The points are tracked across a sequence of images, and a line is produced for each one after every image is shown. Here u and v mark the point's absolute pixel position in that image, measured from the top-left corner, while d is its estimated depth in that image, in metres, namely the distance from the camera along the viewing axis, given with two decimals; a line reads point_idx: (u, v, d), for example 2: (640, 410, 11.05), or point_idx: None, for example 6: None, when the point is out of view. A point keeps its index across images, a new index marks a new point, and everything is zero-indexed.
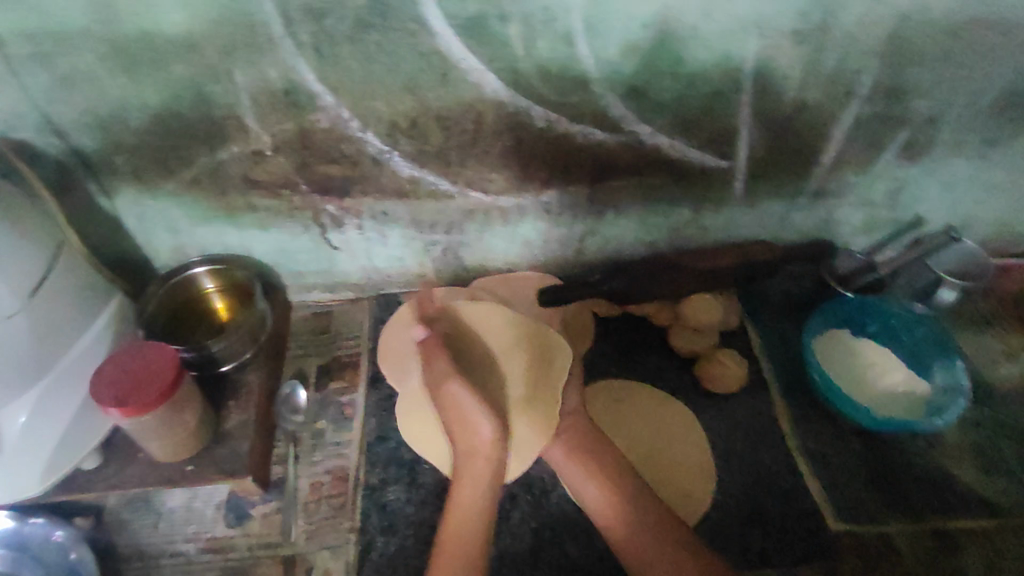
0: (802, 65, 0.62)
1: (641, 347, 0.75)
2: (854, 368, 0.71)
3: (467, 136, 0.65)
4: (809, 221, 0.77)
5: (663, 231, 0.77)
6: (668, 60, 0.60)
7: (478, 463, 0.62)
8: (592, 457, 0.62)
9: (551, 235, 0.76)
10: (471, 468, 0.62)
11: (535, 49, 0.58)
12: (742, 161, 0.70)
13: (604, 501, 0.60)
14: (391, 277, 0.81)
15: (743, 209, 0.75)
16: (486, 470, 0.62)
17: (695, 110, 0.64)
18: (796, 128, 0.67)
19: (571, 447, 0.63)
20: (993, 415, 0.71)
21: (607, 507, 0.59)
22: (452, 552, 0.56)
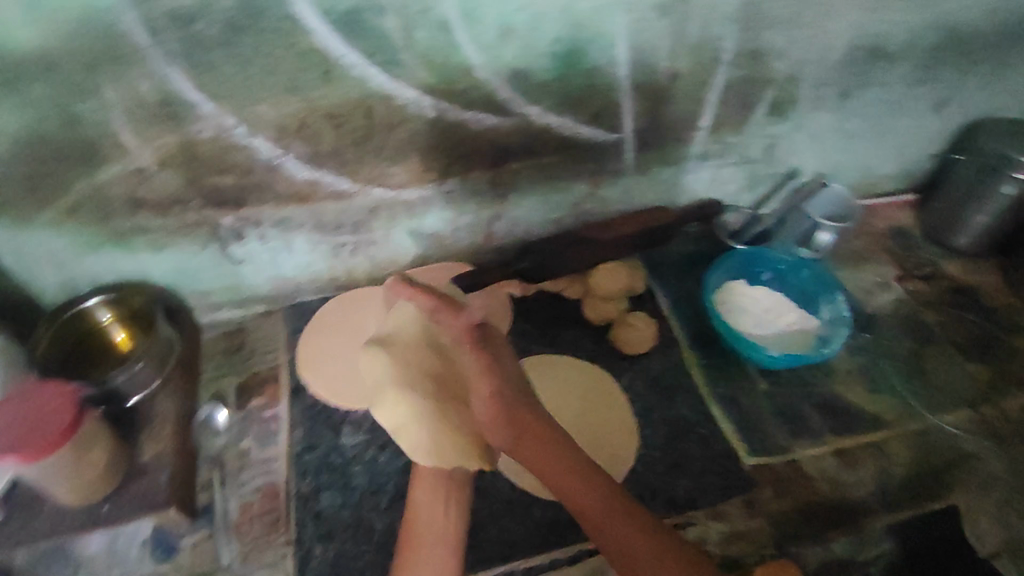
0: (668, 37, 0.68)
1: (559, 319, 0.78)
2: (756, 316, 0.76)
3: (360, 133, 0.64)
4: (697, 182, 0.85)
5: (565, 208, 0.80)
6: (545, 41, 0.63)
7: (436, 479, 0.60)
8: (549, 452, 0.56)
9: (458, 222, 0.77)
10: (421, 480, 0.60)
11: (415, 39, 0.59)
12: (629, 132, 0.75)
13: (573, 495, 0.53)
14: (302, 284, 0.78)
15: (636, 177, 0.80)
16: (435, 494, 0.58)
17: (578, 87, 0.68)
18: (673, 96, 0.74)
19: (540, 452, 0.56)
20: (868, 336, 0.81)
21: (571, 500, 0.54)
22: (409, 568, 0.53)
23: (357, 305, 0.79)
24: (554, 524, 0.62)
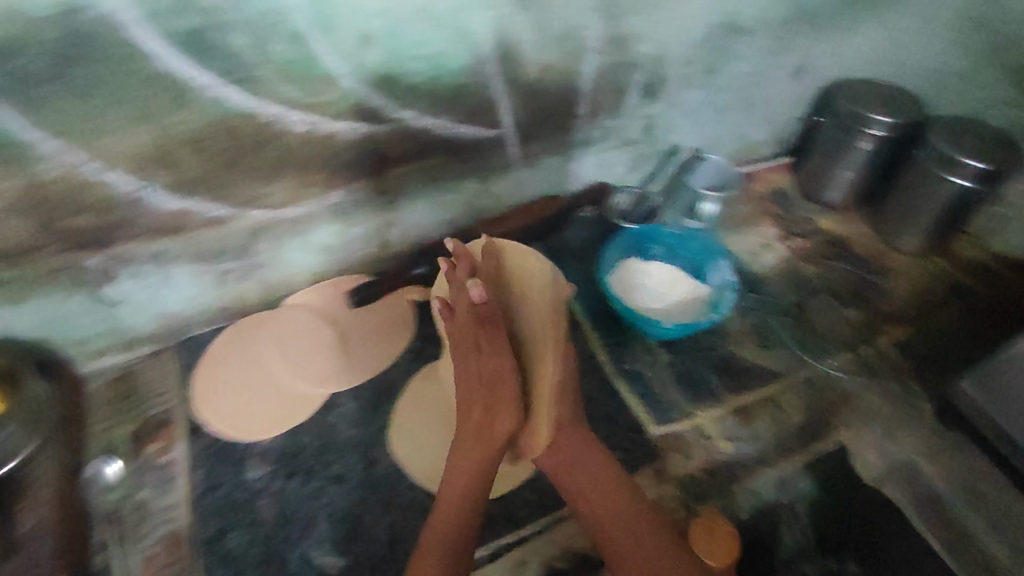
0: (531, 30, 0.68)
1: None
2: (654, 294, 0.79)
3: (226, 157, 0.62)
4: (584, 168, 0.87)
5: (458, 208, 0.81)
6: (407, 44, 0.62)
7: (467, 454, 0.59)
8: (584, 453, 0.61)
9: (350, 234, 0.75)
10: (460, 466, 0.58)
11: (269, 53, 0.56)
12: (509, 127, 0.76)
13: (597, 489, 0.59)
14: (194, 318, 0.74)
15: (524, 170, 0.82)
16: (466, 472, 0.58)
17: (451, 87, 0.68)
18: (546, 87, 0.75)
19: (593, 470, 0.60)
20: (757, 296, 0.87)
21: (578, 488, 0.59)
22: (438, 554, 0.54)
23: (252, 332, 0.75)
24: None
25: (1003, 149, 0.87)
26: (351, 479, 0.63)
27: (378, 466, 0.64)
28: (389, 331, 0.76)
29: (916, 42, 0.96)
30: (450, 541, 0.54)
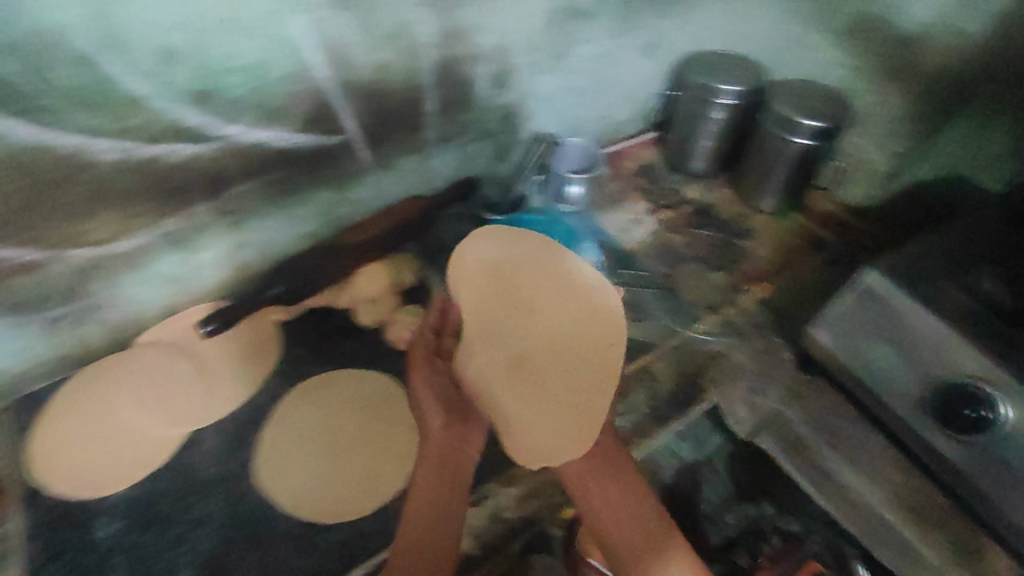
0: (358, 31, 0.66)
1: (336, 334, 0.77)
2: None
3: (26, 197, 0.56)
4: (445, 164, 0.86)
5: (317, 219, 0.78)
6: (218, 56, 0.58)
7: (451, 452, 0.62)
8: (589, 455, 0.60)
9: (196, 262, 0.71)
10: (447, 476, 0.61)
11: (53, 79, 0.51)
12: (354, 132, 0.74)
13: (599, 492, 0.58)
14: (23, 373, 0.67)
15: (381, 174, 0.80)
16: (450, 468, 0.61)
17: (279, 97, 0.65)
18: (388, 88, 0.73)
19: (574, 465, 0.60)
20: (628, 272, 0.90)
21: (586, 501, 0.59)
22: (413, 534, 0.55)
23: (97, 381, 0.70)
24: (344, 548, 0.58)
25: (833, 106, 0.94)
26: (215, 521, 0.60)
27: (244, 502, 0.61)
28: (254, 356, 0.73)
29: (756, 14, 1.00)
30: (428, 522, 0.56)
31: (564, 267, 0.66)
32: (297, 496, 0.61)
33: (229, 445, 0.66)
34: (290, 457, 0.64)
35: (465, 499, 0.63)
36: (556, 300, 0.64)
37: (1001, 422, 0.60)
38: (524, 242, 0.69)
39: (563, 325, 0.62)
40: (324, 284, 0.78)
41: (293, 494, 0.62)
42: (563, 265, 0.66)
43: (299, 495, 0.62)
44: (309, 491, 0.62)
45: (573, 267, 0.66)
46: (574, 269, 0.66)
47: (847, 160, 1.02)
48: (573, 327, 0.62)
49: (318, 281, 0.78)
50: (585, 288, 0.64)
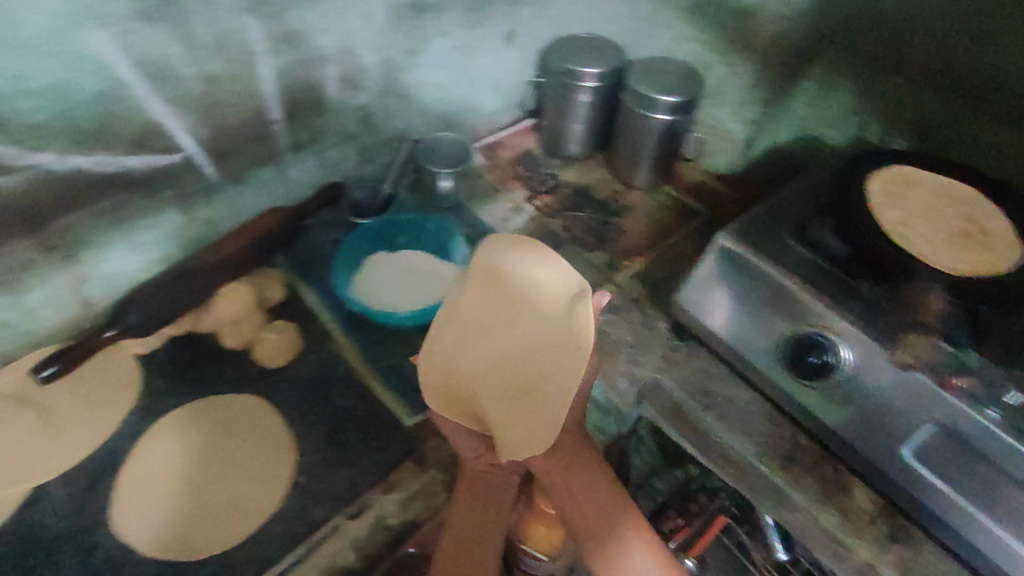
0: (177, 43, 0.62)
1: (201, 360, 0.75)
2: (402, 283, 0.82)
3: None
4: (305, 172, 0.85)
5: (169, 243, 0.75)
6: (5, 80, 0.54)
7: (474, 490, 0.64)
8: (579, 467, 0.65)
9: (30, 302, 0.67)
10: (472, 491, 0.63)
11: None
12: (194, 148, 0.70)
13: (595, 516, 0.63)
14: None
15: (233, 189, 0.77)
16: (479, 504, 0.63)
17: (94, 119, 0.61)
18: (224, 100, 0.70)
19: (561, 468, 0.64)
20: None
21: (565, 494, 0.64)
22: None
23: None
24: None
25: (687, 80, 0.97)
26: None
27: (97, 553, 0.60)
28: (109, 395, 0.71)
29: None
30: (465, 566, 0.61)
31: (537, 282, 0.62)
32: (158, 537, 0.61)
33: (84, 495, 0.64)
34: (151, 496, 0.63)
35: (337, 512, 0.63)
36: (540, 309, 0.61)
37: (838, 366, 0.65)
38: (513, 248, 0.65)
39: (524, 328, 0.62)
40: (174, 313, 0.73)
41: (154, 535, 0.61)
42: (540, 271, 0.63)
43: (160, 535, 0.61)
44: (172, 530, 0.61)
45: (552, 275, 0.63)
46: (548, 279, 0.63)
47: (709, 131, 1.06)
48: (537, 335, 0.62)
49: (164, 311, 0.72)
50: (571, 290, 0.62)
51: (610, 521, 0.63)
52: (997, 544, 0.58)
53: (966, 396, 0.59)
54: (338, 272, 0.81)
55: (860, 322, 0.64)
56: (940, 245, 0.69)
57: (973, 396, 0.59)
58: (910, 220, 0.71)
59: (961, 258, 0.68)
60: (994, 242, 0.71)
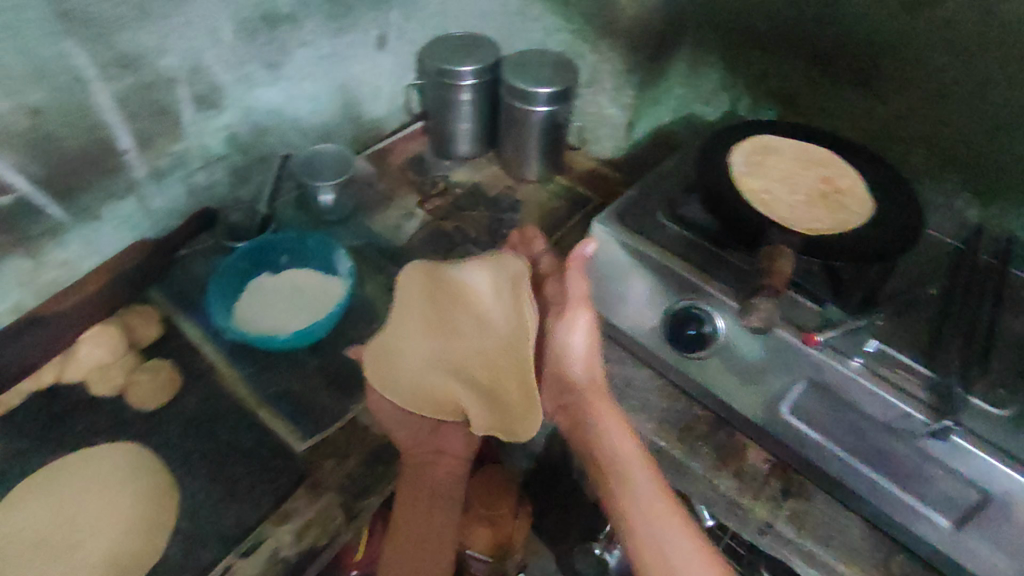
0: None
1: (73, 410, 0.71)
2: (288, 301, 0.80)
3: None
4: (171, 199, 0.81)
5: (21, 291, 0.71)
6: None
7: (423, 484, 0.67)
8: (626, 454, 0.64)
9: None
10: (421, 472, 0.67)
11: None
12: (27, 186, 0.66)
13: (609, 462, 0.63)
14: None
15: (86, 225, 0.73)
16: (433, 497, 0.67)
17: None
18: (55, 133, 0.65)
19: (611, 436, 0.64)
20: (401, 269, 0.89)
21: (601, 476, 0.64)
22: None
23: None
24: None
25: (563, 71, 0.97)
26: None
27: None
28: None
29: None
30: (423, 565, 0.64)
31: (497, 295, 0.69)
32: None
33: None
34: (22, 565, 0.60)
35: (223, 552, 0.61)
36: (478, 317, 0.67)
37: (711, 334, 0.67)
38: (471, 259, 0.70)
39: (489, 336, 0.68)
40: (37, 361, 0.70)
41: None
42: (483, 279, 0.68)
43: None
44: None
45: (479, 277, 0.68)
46: (479, 280, 0.68)
47: (594, 117, 1.08)
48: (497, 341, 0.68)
49: (20, 360, 0.69)
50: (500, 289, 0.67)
51: (623, 474, 0.62)
52: (875, 487, 0.61)
53: (828, 347, 0.64)
54: (214, 304, 0.76)
55: (728, 289, 0.68)
56: (794, 207, 0.75)
57: (835, 346, 0.64)
58: (768, 186, 0.77)
59: (813, 217, 0.74)
60: (846, 198, 0.76)
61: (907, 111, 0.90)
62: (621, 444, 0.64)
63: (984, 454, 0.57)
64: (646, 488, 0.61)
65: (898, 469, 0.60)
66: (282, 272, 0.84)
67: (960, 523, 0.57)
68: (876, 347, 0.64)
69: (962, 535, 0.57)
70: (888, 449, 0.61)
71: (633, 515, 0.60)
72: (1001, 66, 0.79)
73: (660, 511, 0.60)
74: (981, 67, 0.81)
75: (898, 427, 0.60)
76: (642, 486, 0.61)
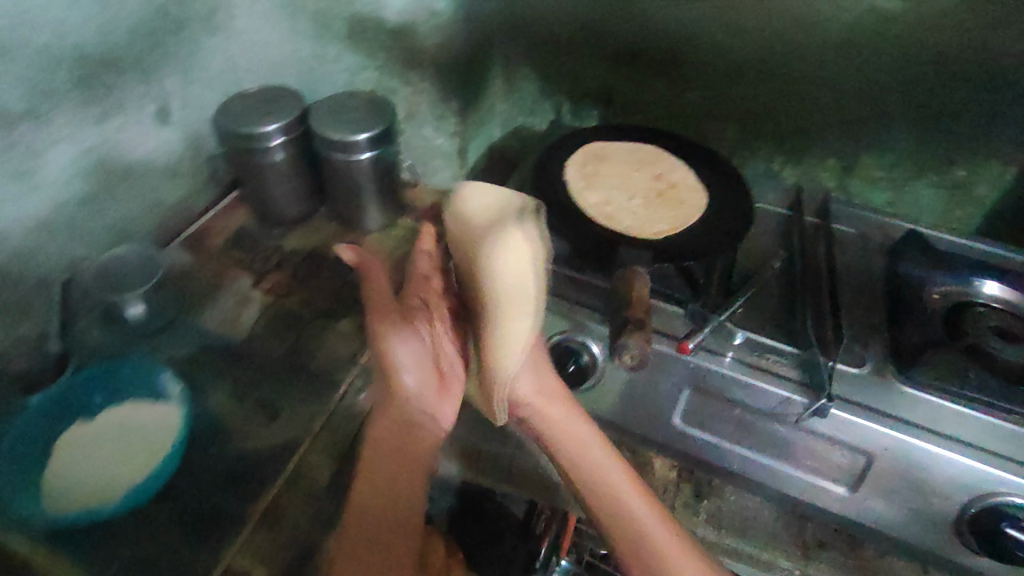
0: None
1: None
2: (113, 451, 0.66)
3: None
4: None
5: None
6: None
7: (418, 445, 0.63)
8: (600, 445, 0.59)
9: None
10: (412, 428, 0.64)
11: None
12: None
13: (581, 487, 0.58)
14: None
15: None
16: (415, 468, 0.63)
17: None
18: None
19: (584, 431, 0.60)
20: (248, 367, 0.78)
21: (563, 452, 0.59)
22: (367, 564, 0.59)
23: None
24: None
25: (374, 110, 0.90)
26: None
27: None
28: None
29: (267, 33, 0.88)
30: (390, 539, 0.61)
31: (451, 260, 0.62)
32: None
33: None
34: None
35: None
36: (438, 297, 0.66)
37: (593, 365, 0.66)
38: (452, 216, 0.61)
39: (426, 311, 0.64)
40: None
41: None
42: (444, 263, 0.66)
43: None
44: None
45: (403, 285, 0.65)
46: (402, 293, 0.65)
47: (422, 150, 1.04)
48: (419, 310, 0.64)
49: None
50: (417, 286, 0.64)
51: (595, 462, 0.58)
52: (776, 474, 0.64)
53: (703, 351, 0.64)
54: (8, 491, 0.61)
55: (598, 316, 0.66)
56: (637, 211, 0.75)
57: (707, 347, 0.65)
58: (607, 195, 0.76)
59: (656, 217, 0.74)
60: (680, 192, 0.78)
61: (709, 94, 0.95)
62: (591, 460, 0.58)
63: (859, 419, 0.60)
64: (630, 507, 0.55)
65: (786, 450, 0.63)
66: (99, 415, 0.69)
67: (853, 486, 0.62)
68: (742, 338, 0.65)
69: (857, 495, 0.62)
70: (769, 430, 0.63)
71: (636, 532, 0.54)
72: (777, 43, 0.88)
73: (645, 523, 0.55)
74: (758, 47, 0.89)
75: (778, 413, 0.62)
76: (625, 491, 0.56)
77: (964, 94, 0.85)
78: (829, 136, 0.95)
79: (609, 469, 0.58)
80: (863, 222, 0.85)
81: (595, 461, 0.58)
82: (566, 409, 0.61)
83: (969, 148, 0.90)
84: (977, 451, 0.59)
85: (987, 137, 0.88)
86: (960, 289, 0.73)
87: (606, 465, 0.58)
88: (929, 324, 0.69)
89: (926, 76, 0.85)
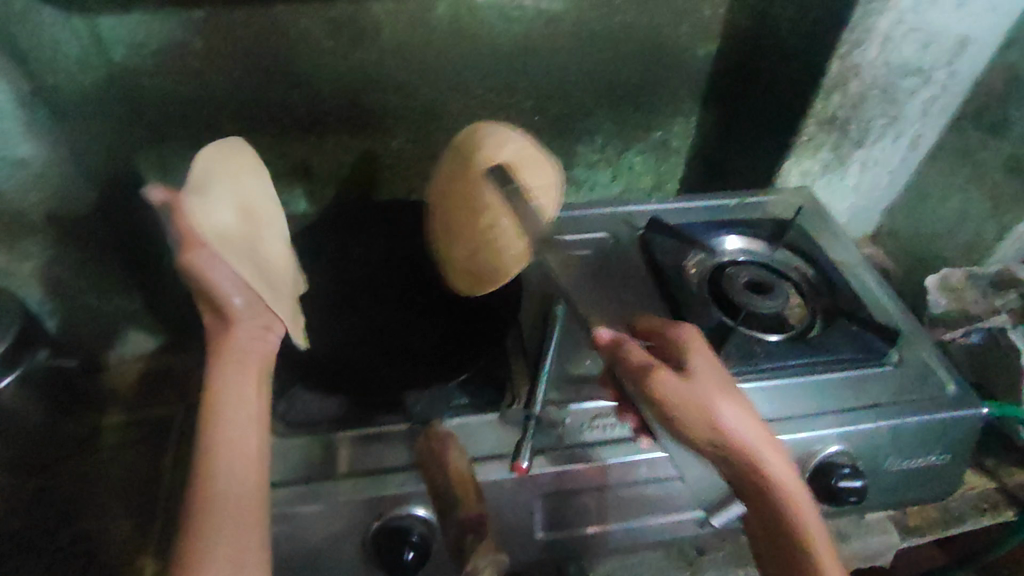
0: None
1: None
2: None
3: None
4: None
5: None
6: None
7: (238, 367, 0.48)
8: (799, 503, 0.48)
9: None
10: (242, 353, 0.49)
11: None
12: None
13: (765, 515, 0.48)
14: None
15: None
16: (259, 372, 0.49)
17: None
18: None
19: (777, 472, 0.48)
20: None
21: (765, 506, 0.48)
22: (239, 486, 0.42)
23: None
24: None
25: None
26: None
27: None
28: None
29: None
30: (240, 461, 0.43)
31: (237, 203, 0.56)
32: None
33: None
34: None
35: None
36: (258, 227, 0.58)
37: (428, 533, 0.54)
38: (228, 165, 0.58)
39: (229, 231, 0.52)
40: None
41: None
42: (258, 197, 0.60)
43: None
44: None
45: (225, 215, 0.53)
46: (228, 222, 0.53)
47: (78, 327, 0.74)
48: (233, 237, 0.53)
49: None
50: (238, 220, 0.54)
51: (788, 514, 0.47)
52: (649, 528, 0.62)
53: (536, 456, 0.57)
54: None
55: (406, 472, 0.55)
56: (503, 225, 0.62)
57: (539, 448, 0.57)
58: (464, 248, 0.65)
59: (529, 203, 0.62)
60: (526, 170, 0.66)
61: (416, 136, 0.84)
62: (797, 499, 0.47)
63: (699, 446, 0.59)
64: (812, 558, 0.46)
65: (650, 507, 0.61)
66: None
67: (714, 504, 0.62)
68: (567, 419, 0.60)
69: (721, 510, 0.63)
70: (626, 498, 0.59)
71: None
72: (462, 67, 0.80)
73: (823, 555, 0.46)
74: (445, 78, 0.80)
75: (634, 481, 0.58)
76: (811, 537, 0.47)
77: (636, 71, 0.88)
78: (544, 141, 0.92)
79: (792, 502, 0.47)
80: (608, 218, 0.86)
81: (794, 495, 0.47)
82: (769, 448, 0.48)
83: (658, 112, 0.94)
84: (792, 425, 0.63)
85: (667, 102, 0.94)
86: (707, 257, 0.79)
87: (808, 528, 0.47)
88: (707, 310, 0.71)
89: (602, 63, 0.86)
